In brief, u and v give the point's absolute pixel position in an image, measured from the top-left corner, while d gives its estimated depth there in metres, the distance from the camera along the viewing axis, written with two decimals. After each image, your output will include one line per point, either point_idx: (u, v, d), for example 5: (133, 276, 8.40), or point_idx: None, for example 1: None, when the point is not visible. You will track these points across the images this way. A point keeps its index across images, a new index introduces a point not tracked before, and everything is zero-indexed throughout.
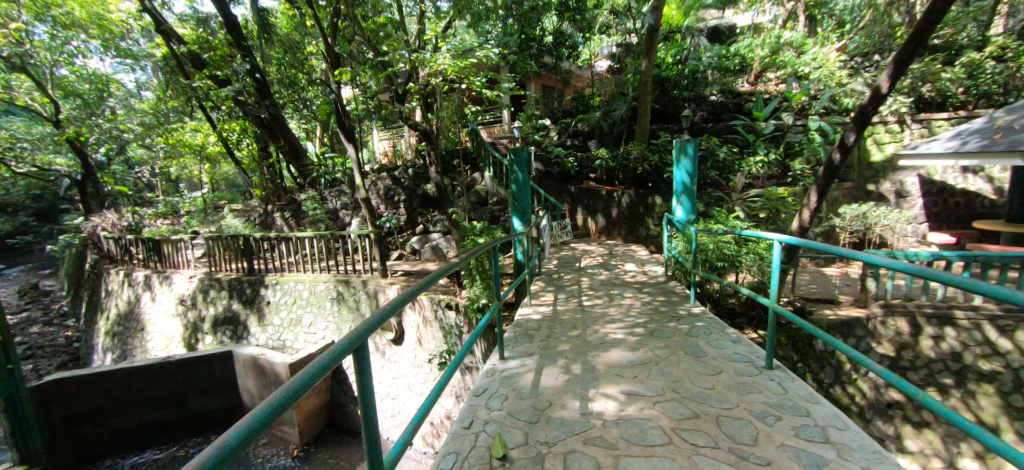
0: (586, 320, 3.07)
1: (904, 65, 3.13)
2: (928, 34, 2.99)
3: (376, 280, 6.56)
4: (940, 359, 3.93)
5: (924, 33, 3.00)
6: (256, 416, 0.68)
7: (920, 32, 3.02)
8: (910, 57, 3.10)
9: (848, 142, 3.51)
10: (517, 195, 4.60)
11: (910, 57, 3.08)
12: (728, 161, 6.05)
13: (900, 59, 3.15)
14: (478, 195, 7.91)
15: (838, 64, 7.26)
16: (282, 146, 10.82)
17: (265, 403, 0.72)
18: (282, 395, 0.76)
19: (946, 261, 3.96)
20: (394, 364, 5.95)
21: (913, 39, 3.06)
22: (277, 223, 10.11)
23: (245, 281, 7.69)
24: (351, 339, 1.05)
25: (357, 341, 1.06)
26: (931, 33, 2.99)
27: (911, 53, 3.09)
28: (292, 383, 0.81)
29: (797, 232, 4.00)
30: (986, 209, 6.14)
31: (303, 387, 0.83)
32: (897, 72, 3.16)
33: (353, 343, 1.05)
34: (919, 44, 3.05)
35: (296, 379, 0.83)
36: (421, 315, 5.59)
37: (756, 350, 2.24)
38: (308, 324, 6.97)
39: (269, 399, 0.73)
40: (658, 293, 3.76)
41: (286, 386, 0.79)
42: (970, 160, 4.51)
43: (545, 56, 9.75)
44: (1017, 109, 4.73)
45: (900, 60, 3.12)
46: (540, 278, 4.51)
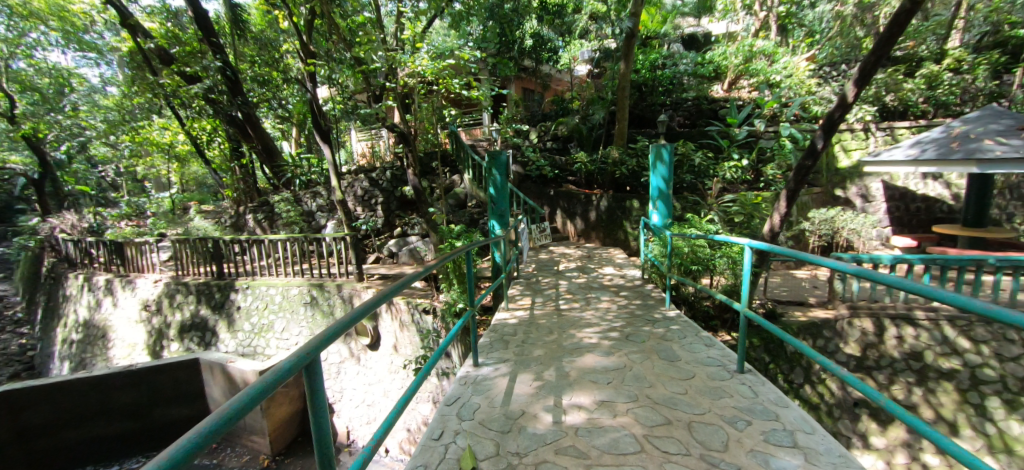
0: (562, 324, 3.04)
1: (867, 76, 3.21)
2: (890, 46, 3.08)
3: (352, 284, 6.38)
4: (904, 359, 4.06)
5: (887, 44, 3.09)
6: (186, 442, 0.56)
7: (883, 43, 3.11)
8: (873, 69, 3.19)
9: (817, 148, 3.60)
10: (494, 199, 4.56)
11: (873, 68, 3.17)
12: (703, 166, 6.15)
13: (863, 70, 3.23)
14: (457, 197, 7.84)
15: (808, 72, 7.51)
16: (255, 146, 10.52)
17: (199, 427, 0.60)
18: (214, 420, 0.62)
19: (908, 264, 4.12)
20: (369, 370, 5.82)
21: (876, 51, 3.15)
22: (249, 224, 9.73)
23: (214, 285, 7.37)
24: (302, 353, 0.93)
25: (306, 358, 0.94)
26: (892, 45, 3.08)
27: (874, 65, 3.18)
28: (233, 403, 0.69)
29: (768, 236, 4.08)
30: (945, 214, 6.43)
31: (245, 406, 0.71)
32: (861, 82, 3.25)
33: (304, 358, 0.94)
34: (882, 56, 3.14)
35: (228, 404, 0.69)
36: (398, 319, 5.47)
37: (728, 353, 2.25)
38: (281, 329, 6.73)
39: (203, 423, 0.61)
40: (635, 296, 3.77)
41: (219, 411, 0.65)
42: (930, 168, 4.73)
43: (525, 59, 9.76)
44: (972, 119, 4.97)
45: (864, 71, 3.21)
46: (518, 282, 4.47)
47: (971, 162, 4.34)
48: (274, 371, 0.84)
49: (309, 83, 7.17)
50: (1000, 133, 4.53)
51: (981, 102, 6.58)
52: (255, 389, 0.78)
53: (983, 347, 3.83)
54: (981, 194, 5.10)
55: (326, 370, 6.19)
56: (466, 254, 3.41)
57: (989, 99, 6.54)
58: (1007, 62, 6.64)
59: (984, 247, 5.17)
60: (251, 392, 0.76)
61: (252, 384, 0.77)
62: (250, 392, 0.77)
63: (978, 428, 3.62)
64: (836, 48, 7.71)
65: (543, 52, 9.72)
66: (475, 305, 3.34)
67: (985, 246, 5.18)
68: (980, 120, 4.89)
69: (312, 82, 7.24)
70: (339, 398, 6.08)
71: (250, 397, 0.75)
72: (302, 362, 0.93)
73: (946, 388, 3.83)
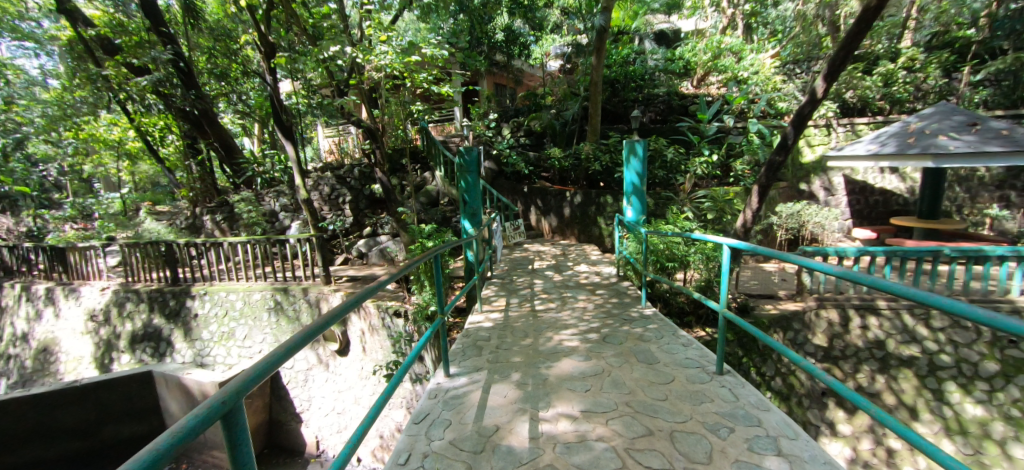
0: (537, 327, 2.92)
1: (836, 72, 3.23)
2: (858, 42, 3.10)
3: (318, 288, 6.05)
4: (867, 347, 4.20)
5: (855, 41, 3.11)
6: None
7: (851, 40, 3.13)
8: (841, 65, 3.21)
9: (788, 143, 3.61)
10: (466, 197, 4.39)
11: (841, 64, 3.19)
12: (676, 162, 6.15)
13: (832, 66, 3.25)
14: (429, 195, 7.61)
15: (773, 70, 7.68)
16: (213, 143, 9.95)
17: None
18: None
19: (872, 255, 4.23)
20: (339, 376, 5.55)
21: (845, 47, 3.17)
22: (207, 226, 9.12)
23: (168, 292, 6.84)
24: (230, 392, 0.65)
25: (234, 399, 0.66)
26: (859, 41, 3.10)
27: (842, 61, 3.20)
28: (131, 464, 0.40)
29: (741, 232, 4.09)
30: (901, 207, 6.74)
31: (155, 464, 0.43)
32: (830, 78, 3.27)
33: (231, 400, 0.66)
34: (849, 53, 3.16)
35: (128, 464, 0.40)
36: (367, 323, 5.21)
37: (706, 354, 2.19)
38: (243, 337, 6.32)
39: None
40: (611, 294, 3.70)
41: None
42: (889, 162, 4.90)
43: (496, 54, 9.59)
44: (927, 115, 5.17)
45: (833, 67, 3.22)
46: (492, 282, 4.33)
47: (927, 157, 4.55)
48: (186, 421, 0.55)
49: (268, 75, 6.74)
50: (952, 129, 4.74)
51: (931, 99, 6.95)
52: (158, 449, 0.46)
53: (939, 334, 4.01)
54: (935, 187, 5.34)
55: (292, 378, 5.87)
56: (436, 255, 3.22)
57: (939, 97, 6.91)
58: (955, 62, 7.00)
59: (937, 238, 5.43)
60: (161, 448, 0.47)
61: (161, 438, 0.48)
62: (158, 448, 0.48)
63: (937, 412, 3.78)
64: (799, 47, 7.93)
65: (515, 47, 9.57)
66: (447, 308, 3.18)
67: (938, 237, 5.44)
68: (935, 116, 5.10)
69: (272, 74, 6.80)
70: (307, 406, 5.78)
71: (160, 455, 0.46)
72: (227, 405, 0.65)
73: (907, 375, 3.99)
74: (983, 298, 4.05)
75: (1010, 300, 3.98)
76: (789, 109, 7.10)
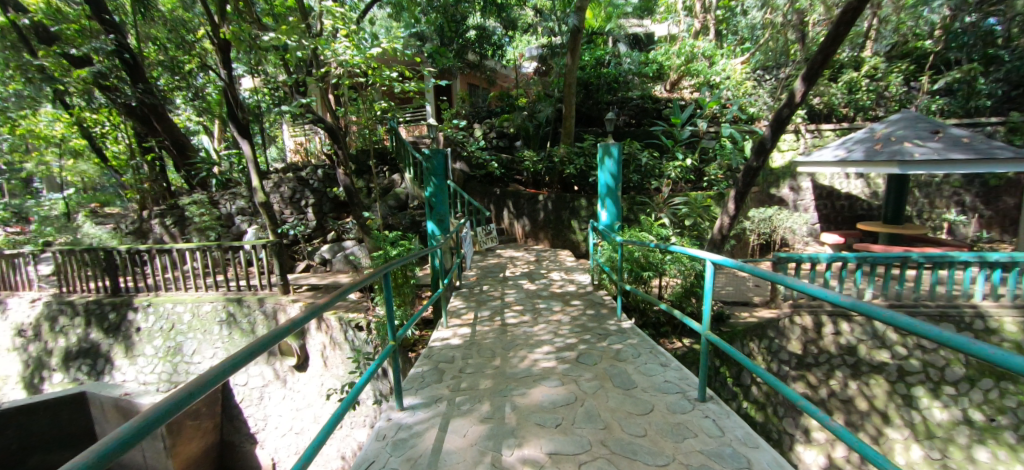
0: (506, 345, 2.67)
1: (815, 75, 3.15)
2: (836, 45, 3.04)
3: (275, 298, 5.60)
4: (840, 354, 4.18)
5: (833, 44, 3.04)
6: None
7: (829, 43, 3.07)
8: (819, 69, 3.14)
9: (765, 148, 3.50)
10: (431, 202, 4.11)
11: (819, 68, 3.12)
12: (650, 166, 5.98)
13: (810, 70, 3.18)
14: (398, 197, 7.27)
15: (744, 75, 7.75)
16: (163, 141, 9.27)
17: None
18: None
19: (846, 260, 4.21)
20: (298, 393, 5.15)
21: (823, 50, 3.10)
22: (156, 231, 8.39)
23: (107, 303, 6.18)
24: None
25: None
26: (837, 45, 3.04)
27: (820, 65, 3.14)
28: None
29: (718, 238, 3.98)
30: (866, 211, 6.82)
31: None
32: (808, 83, 3.20)
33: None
34: (827, 56, 3.09)
35: None
36: (328, 336, 4.84)
37: (686, 377, 2.02)
38: (191, 352, 5.77)
39: None
40: (586, 305, 3.50)
41: None
42: (857, 168, 4.95)
43: (469, 53, 9.34)
44: (893, 122, 5.27)
45: (811, 71, 3.15)
46: (461, 292, 4.06)
47: (894, 163, 4.60)
48: None
49: (222, 68, 6.29)
50: (916, 136, 4.84)
51: (892, 107, 7.20)
52: None
53: (908, 339, 4.05)
54: (898, 193, 5.45)
55: (246, 396, 5.42)
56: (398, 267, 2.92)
57: (898, 106, 7.17)
58: (914, 71, 7.31)
59: (901, 243, 5.56)
60: None
61: None
62: None
63: (906, 417, 3.80)
64: (767, 53, 8.08)
65: (488, 47, 9.35)
66: (411, 322, 2.89)
67: (901, 242, 5.57)
68: (899, 123, 5.21)
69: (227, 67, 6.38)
70: (263, 426, 5.34)
71: None
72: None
73: (878, 381, 3.98)
74: (948, 303, 4.12)
75: (972, 304, 4.07)
76: (760, 114, 7.17)
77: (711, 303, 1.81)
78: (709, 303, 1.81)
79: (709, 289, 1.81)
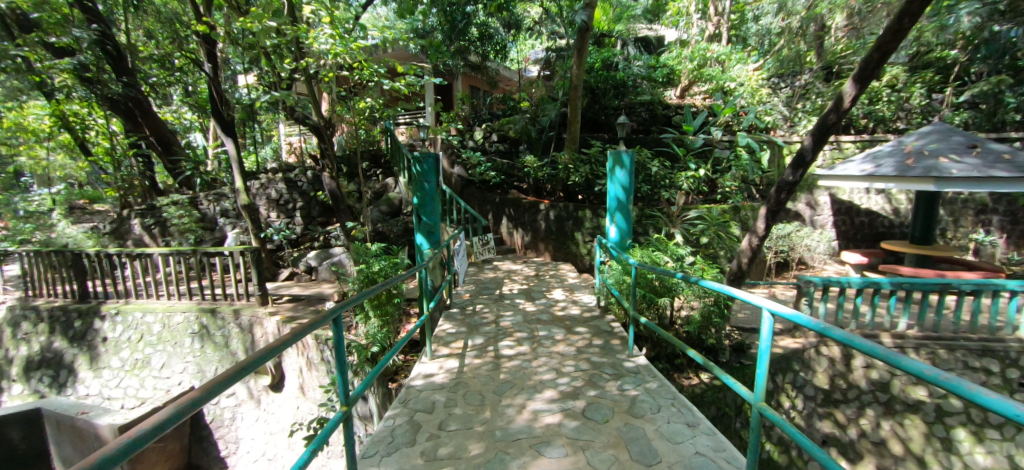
0: (498, 388, 2.24)
1: (868, 77, 2.75)
2: (897, 42, 2.60)
3: (251, 309, 5.13)
4: (870, 390, 3.75)
5: (893, 40, 2.61)
6: None
7: (888, 38, 2.63)
8: (873, 70, 2.73)
9: (805, 159, 3.06)
10: (421, 211, 3.71)
11: (875, 68, 2.71)
12: (660, 176, 5.54)
13: (862, 70, 2.77)
14: (391, 203, 6.85)
15: (759, 81, 7.39)
16: (147, 138, 8.87)
17: None
18: None
19: (880, 284, 3.79)
20: (272, 416, 4.71)
21: (880, 47, 2.67)
22: (136, 231, 7.92)
23: (73, 310, 5.71)
24: None
25: None
26: (897, 41, 2.61)
27: (876, 65, 2.71)
28: None
29: (743, 260, 3.53)
30: (886, 228, 6.41)
31: None
32: (858, 85, 2.80)
33: None
34: (885, 54, 2.66)
35: None
36: (305, 355, 4.40)
37: (725, 451, 1.58)
38: (160, 365, 5.31)
39: None
40: (592, 334, 3.07)
41: None
42: (886, 184, 4.55)
43: (471, 53, 9.01)
44: (923, 135, 4.89)
45: (864, 71, 2.74)
46: (452, 313, 3.62)
47: (928, 179, 4.20)
48: None
49: (207, 62, 6.25)
50: (952, 151, 4.46)
51: (913, 120, 7.01)
52: None
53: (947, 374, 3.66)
54: (928, 211, 5.07)
55: (216, 416, 4.98)
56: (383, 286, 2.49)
57: (921, 118, 6.96)
58: (938, 82, 6.99)
59: (929, 265, 5.17)
60: None
61: None
62: None
63: (945, 463, 3.38)
64: (780, 61, 7.81)
65: (490, 47, 8.95)
66: (388, 355, 2.46)
67: (930, 264, 5.20)
68: (931, 136, 4.83)
69: (213, 63, 6.38)
70: (234, 450, 4.90)
71: None
72: None
73: (914, 421, 3.54)
74: (991, 336, 3.69)
75: (1018, 338, 3.64)
76: (775, 123, 6.96)
77: (766, 364, 1.29)
78: (763, 364, 1.29)
79: (766, 346, 1.27)
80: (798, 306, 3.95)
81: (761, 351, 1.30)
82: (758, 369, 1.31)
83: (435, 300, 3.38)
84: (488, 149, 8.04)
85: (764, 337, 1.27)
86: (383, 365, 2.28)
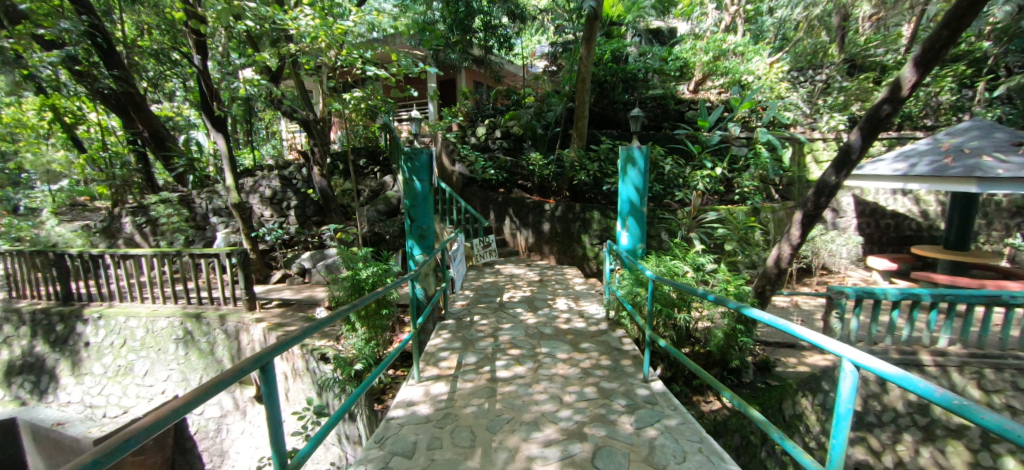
0: (492, 423, 1.92)
1: (932, 59, 2.39)
2: (972, 16, 2.24)
3: (238, 315, 4.84)
4: (908, 413, 3.38)
5: (966, 15, 2.24)
6: None
7: (960, 13, 2.27)
8: (940, 51, 2.37)
9: (852, 154, 2.73)
10: (412, 214, 3.39)
11: (942, 48, 2.34)
12: (674, 175, 5.16)
13: (926, 51, 2.41)
14: (389, 202, 6.54)
15: (780, 74, 6.98)
16: (140, 133, 8.61)
17: None
18: None
19: (919, 296, 3.43)
20: (257, 429, 4.42)
21: (950, 23, 2.31)
22: (127, 230, 7.68)
23: (55, 313, 5.46)
24: None
25: None
26: (971, 17, 2.24)
27: (943, 45, 2.35)
28: None
29: (772, 270, 3.17)
30: (914, 232, 6.00)
31: None
32: (920, 69, 2.44)
33: None
34: (955, 32, 2.30)
35: None
36: (290, 365, 4.05)
37: None
38: (143, 373, 5.05)
39: None
40: (600, 353, 2.73)
41: None
42: (921, 184, 4.17)
43: (474, 47, 8.70)
44: (960, 132, 4.51)
45: (928, 53, 2.39)
46: (446, 324, 3.30)
47: (971, 180, 3.82)
48: None
49: (196, 54, 5.97)
50: (995, 148, 4.06)
51: (942, 116, 6.61)
52: None
53: (994, 397, 3.30)
54: (965, 214, 4.67)
55: (201, 427, 4.72)
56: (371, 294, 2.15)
57: (950, 114, 6.56)
58: (970, 76, 6.57)
59: (965, 272, 4.79)
60: None
61: None
62: None
63: None
64: (798, 53, 7.43)
65: (493, 40, 8.54)
66: (369, 377, 2.15)
67: (965, 271, 4.81)
68: (970, 132, 4.45)
69: (202, 55, 6.10)
70: (219, 464, 4.63)
71: None
72: None
73: (957, 448, 3.22)
74: None
75: None
76: (795, 119, 6.58)
77: (846, 431, 0.97)
78: (842, 432, 0.97)
79: (847, 409, 0.95)
80: (827, 320, 3.58)
81: (839, 412, 0.98)
82: (835, 437, 0.99)
83: (423, 318, 2.93)
84: (490, 146, 7.63)
85: (846, 399, 0.95)
86: (361, 389, 1.98)
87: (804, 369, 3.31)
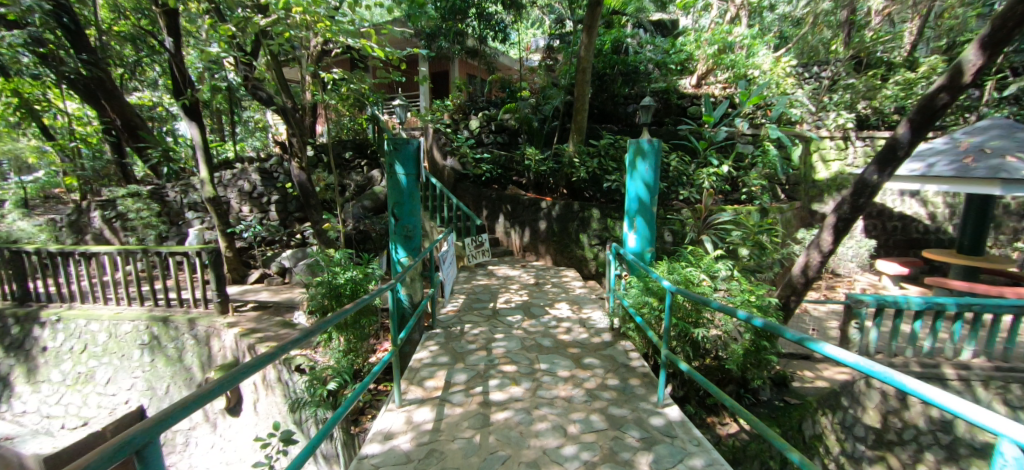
0: (484, 464, 1.61)
1: (1002, 40, 2.19)
2: None
3: (209, 319, 4.47)
4: (930, 431, 3.14)
5: None
6: None
7: None
8: (1011, 32, 2.17)
9: (899, 148, 2.56)
10: (397, 212, 3.06)
11: (1014, 28, 2.15)
12: (679, 172, 4.87)
13: (995, 31, 2.21)
14: (376, 198, 6.19)
15: (787, 70, 6.75)
16: (111, 121, 8.07)
17: None
18: None
19: (943, 307, 3.22)
20: (228, 443, 4.04)
21: None
22: (95, 224, 7.20)
23: (8, 316, 5.00)
24: None
25: None
26: None
27: (1014, 26, 2.16)
28: None
29: (797, 276, 2.97)
30: (922, 234, 5.82)
31: None
32: (985, 53, 2.25)
33: None
34: None
35: None
36: (262, 376, 3.70)
37: None
38: (105, 381, 4.66)
39: None
40: (606, 370, 2.44)
41: None
42: (941, 185, 3.95)
43: (469, 37, 8.33)
44: (978, 131, 4.32)
45: (997, 34, 2.19)
46: (434, 335, 2.99)
47: (994, 181, 3.60)
48: None
49: (168, 36, 5.51)
50: (1018, 147, 3.86)
51: (950, 115, 6.43)
52: None
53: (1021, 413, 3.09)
54: (980, 217, 4.48)
55: (168, 440, 4.36)
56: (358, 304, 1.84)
57: (958, 113, 6.38)
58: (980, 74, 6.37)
59: (977, 278, 4.61)
60: None
61: None
62: None
63: None
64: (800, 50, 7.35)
65: (488, 29, 8.18)
66: (353, 395, 1.82)
67: (977, 276, 4.63)
68: (988, 131, 4.28)
69: (175, 37, 5.63)
70: None
71: None
72: None
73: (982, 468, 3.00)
74: None
75: None
76: (800, 117, 6.38)
77: None
78: None
79: None
80: (845, 331, 3.34)
81: None
82: None
83: (405, 332, 2.56)
84: (484, 141, 7.40)
85: None
86: (344, 409, 1.66)
87: (823, 385, 3.07)
